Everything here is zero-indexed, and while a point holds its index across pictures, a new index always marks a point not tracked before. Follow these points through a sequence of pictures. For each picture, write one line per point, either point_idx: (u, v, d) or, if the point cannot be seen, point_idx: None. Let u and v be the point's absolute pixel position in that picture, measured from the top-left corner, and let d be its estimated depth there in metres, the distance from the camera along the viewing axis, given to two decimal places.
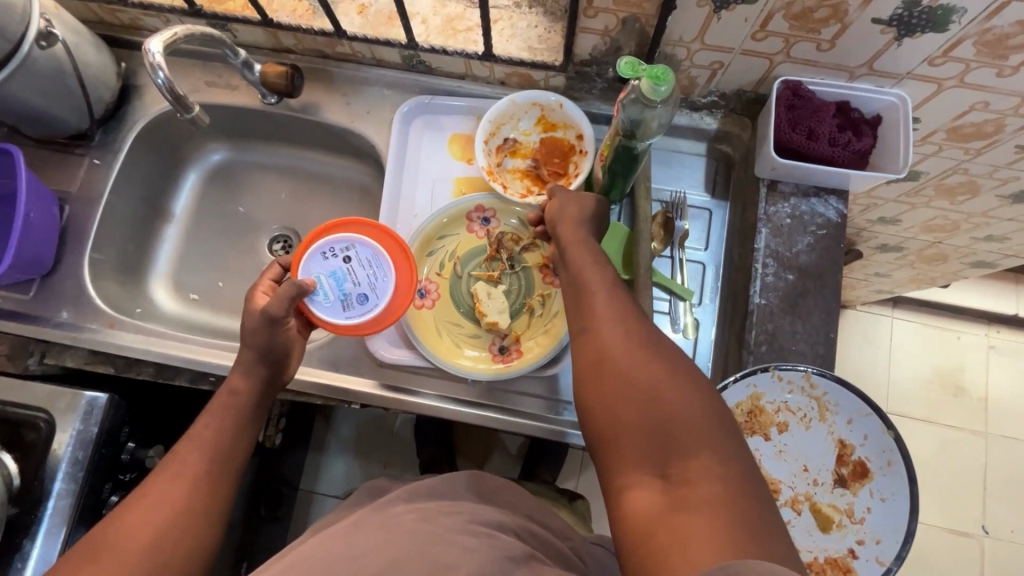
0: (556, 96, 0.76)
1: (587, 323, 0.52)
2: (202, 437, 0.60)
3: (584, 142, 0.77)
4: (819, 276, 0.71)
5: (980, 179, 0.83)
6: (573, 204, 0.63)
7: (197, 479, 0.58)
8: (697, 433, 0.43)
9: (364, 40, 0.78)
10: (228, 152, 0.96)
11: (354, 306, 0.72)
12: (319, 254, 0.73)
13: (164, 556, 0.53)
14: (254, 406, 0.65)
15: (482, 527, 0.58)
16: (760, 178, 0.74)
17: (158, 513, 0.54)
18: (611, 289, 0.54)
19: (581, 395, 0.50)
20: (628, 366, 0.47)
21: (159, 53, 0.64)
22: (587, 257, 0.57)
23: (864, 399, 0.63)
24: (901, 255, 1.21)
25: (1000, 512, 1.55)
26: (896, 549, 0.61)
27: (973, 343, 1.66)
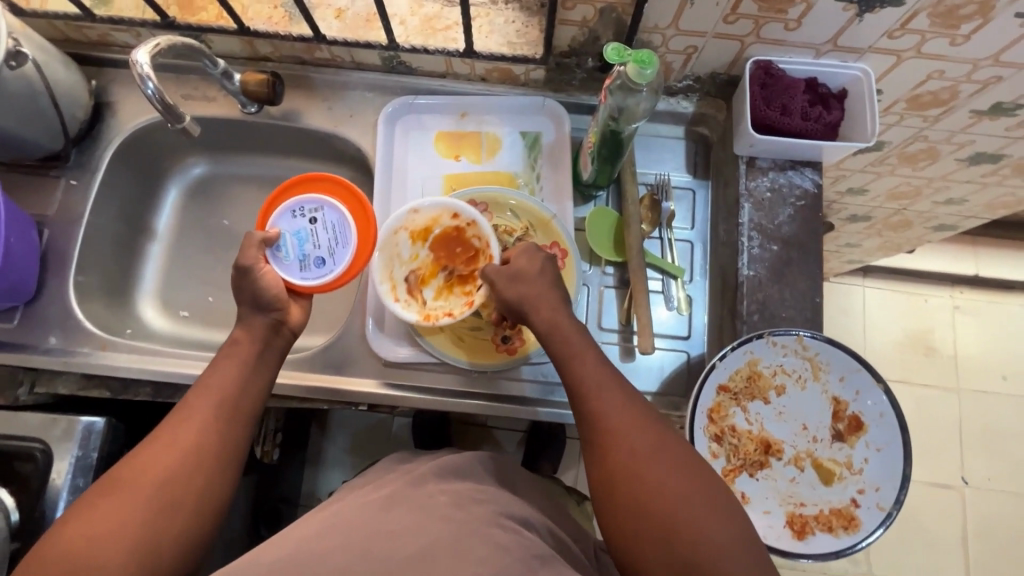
0: (404, 207, 0.75)
1: (599, 434, 0.58)
2: (212, 386, 0.62)
3: (464, 216, 0.75)
4: (802, 245, 0.75)
5: (939, 144, 0.88)
6: (507, 282, 0.67)
7: (207, 423, 0.59)
8: (714, 536, 0.52)
9: (344, 44, 0.79)
10: (208, 165, 0.95)
11: (310, 268, 0.72)
12: (289, 211, 0.74)
13: (176, 492, 0.55)
14: (263, 356, 0.66)
15: (497, 518, 0.60)
16: (739, 156, 0.77)
17: (168, 457, 0.56)
18: (617, 397, 0.60)
19: (602, 492, 0.57)
20: (643, 482, 0.54)
21: (146, 64, 0.63)
22: (577, 346, 0.63)
23: (853, 355, 0.66)
24: (869, 224, 1.26)
25: (976, 462, 1.64)
26: (895, 495, 0.64)
27: (940, 305, 1.75)
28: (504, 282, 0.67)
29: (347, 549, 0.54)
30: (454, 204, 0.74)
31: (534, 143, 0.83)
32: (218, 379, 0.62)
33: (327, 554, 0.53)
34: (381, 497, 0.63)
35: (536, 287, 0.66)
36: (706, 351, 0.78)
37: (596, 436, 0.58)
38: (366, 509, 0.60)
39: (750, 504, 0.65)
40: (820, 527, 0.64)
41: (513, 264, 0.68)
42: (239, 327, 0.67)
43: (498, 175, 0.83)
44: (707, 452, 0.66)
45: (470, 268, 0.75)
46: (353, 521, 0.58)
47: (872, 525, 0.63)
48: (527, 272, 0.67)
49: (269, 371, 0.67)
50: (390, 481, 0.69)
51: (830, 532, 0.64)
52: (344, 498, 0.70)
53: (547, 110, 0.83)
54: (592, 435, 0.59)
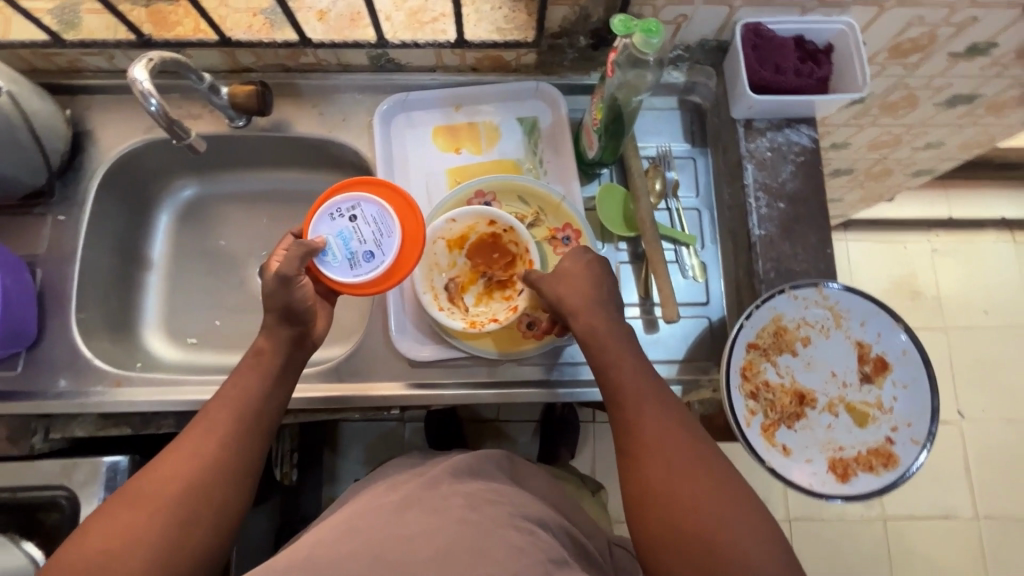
0: (440, 217, 0.75)
1: (630, 429, 0.61)
2: (232, 399, 0.60)
3: (499, 222, 0.75)
4: (806, 199, 0.77)
5: (918, 90, 0.92)
6: (557, 283, 0.68)
7: (227, 440, 0.58)
8: (729, 537, 0.53)
9: (331, 46, 0.77)
10: (199, 186, 0.92)
11: (361, 265, 0.70)
12: (327, 217, 0.71)
13: (194, 506, 0.54)
14: (283, 367, 0.64)
15: (515, 521, 0.64)
16: (737, 119, 0.79)
17: (185, 473, 0.55)
18: (653, 405, 0.61)
19: (630, 485, 0.59)
20: (671, 495, 0.56)
21: (146, 80, 0.63)
22: (622, 350, 0.64)
23: (870, 299, 0.69)
24: (852, 177, 1.30)
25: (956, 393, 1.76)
26: (926, 429, 0.66)
27: (918, 249, 1.85)
28: (550, 284, 0.69)
29: (362, 553, 0.56)
30: (491, 212, 0.74)
31: (532, 128, 0.83)
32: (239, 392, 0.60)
33: (345, 556, 0.56)
34: (396, 500, 0.66)
35: (580, 291, 0.67)
36: (725, 314, 0.79)
37: (633, 449, 0.60)
38: (382, 511, 0.64)
39: (792, 455, 0.67)
40: (862, 468, 0.66)
41: (560, 266, 0.69)
42: (260, 333, 0.65)
43: (500, 164, 0.82)
44: (746, 410, 0.67)
45: (509, 273, 0.77)
46: (371, 521, 0.61)
47: (909, 460, 0.65)
48: (572, 275, 0.68)
49: (288, 383, 0.65)
50: (406, 483, 0.73)
51: (872, 471, 0.66)
52: (352, 503, 0.73)
53: (542, 94, 0.82)
54: (629, 448, 0.60)
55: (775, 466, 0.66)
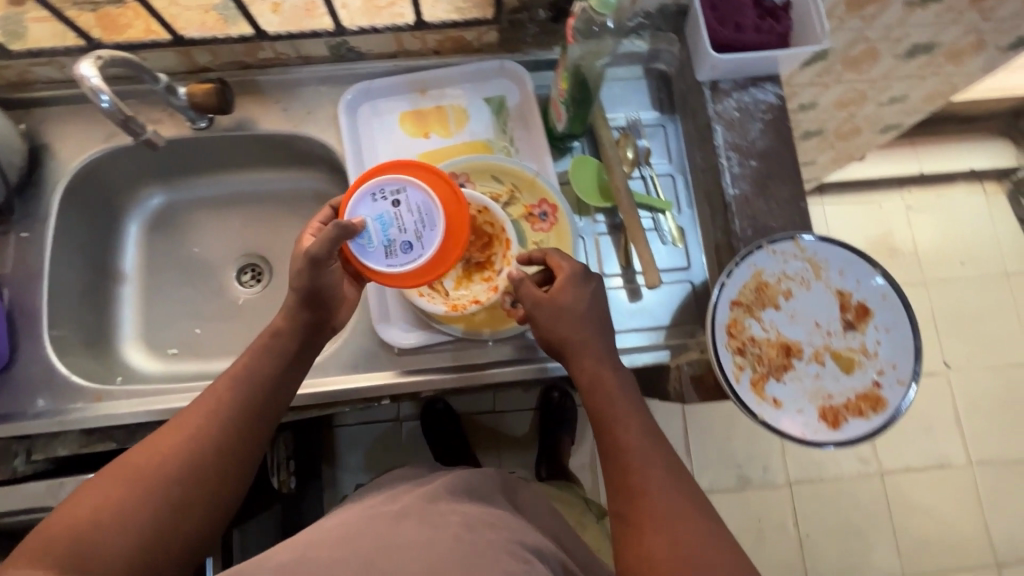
0: None
1: (631, 487, 0.61)
2: (242, 385, 0.63)
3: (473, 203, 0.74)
4: (776, 155, 0.77)
5: (878, 43, 0.93)
6: (557, 322, 0.67)
7: (233, 427, 0.61)
8: None
9: (288, 37, 0.76)
10: (167, 194, 0.90)
11: (397, 254, 0.67)
12: (367, 196, 0.67)
13: (196, 478, 0.58)
14: (292, 355, 0.66)
15: (512, 546, 0.65)
16: (702, 82, 0.79)
17: (192, 450, 0.58)
18: (658, 467, 0.62)
19: (625, 543, 0.59)
20: (668, 549, 0.56)
21: (95, 77, 0.62)
22: (627, 407, 0.65)
23: (847, 248, 0.70)
24: (822, 138, 1.32)
25: (938, 345, 1.81)
26: (910, 368, 0.67)
27: (893, 208, 1.89)
28: (547, 317, 0.67)
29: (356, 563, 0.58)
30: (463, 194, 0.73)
31: (500, 107, 0.82)
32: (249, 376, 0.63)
33: (336, 563, 0.58)
34: (396, 510, 0.68)
35: (582, 336, 0.67)
36: (707, 276, 0.80)
37: (635, 517, 0.59)
38: (377, 522, 0.65)
39: (783, 407, 0.67)
40: (851, 413, 0.67)
41: (557, 300, 0.67)
42: (276, 313, 0.66)
43: (470, 145, 0.81)
44: (733, 366, 0.67)
45: (487, 253, 0.76)
46: (367, 533, 0.62)
47: (897, 401, 0.66)
48: (571, 314, 0.67)
49: (297, 372, 0.67)
50: (403, 495, 0.73)
51: (861, 415, 0.66)
52: (345, 510, 0.74)
53: (507, 72, 0.82)
54: (630, 515, 0.60)
55: (766, 418, 0.66)
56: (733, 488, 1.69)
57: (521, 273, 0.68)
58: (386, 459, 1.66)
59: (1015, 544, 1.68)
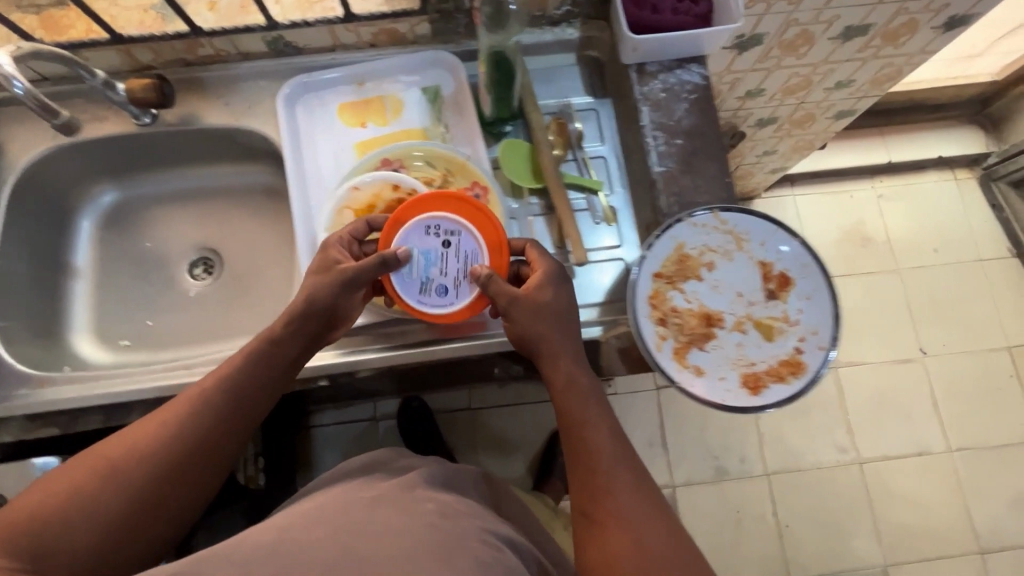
0: (344, 184, 0.76)
1: (596, 488, 0.64)
2: (227, 386, 0.66)
3: (403, 186, 0.77)
4: (702, 133, 0.79)
5: (810, 25, 0.95)
6: (535, 323, 0.68)
7: (209, 428, 0.65)
8: None
9: (223, 33, 0.79)
10: (119, 190, 0.93)
11: (431, 293, 0.72)
12: (421, 227, 0.71)
13: (169, 474, 0.63)
14: (283, 361, 0.69)
15: (484, 535, 0.66)
16: (629, 64, 0.81)
17: (169, 447, 0.63)
18: (621, 467, 0.65)
19: (586, 540, 0.63)
20: (627, 550, 0.60)
21: (7, 64, 0.65)
22: (597, 411, 0.68)
23: (767, 218, 0.71)
24: (777, 126, 1.34)
25: (914, 331, 1.81)
26: (830, 333, 0.68)
27: (865, 197, 1.91)
28: (524, 315, 0.68)
29: (332, 544, 0.57)
30: (391, 177, 0.77)
31: (435, 96, 0.85)
32: (236, 381, 0.66)
33: (257, 550, 0.56)
34: (330, 500, 0.68)
35: (556, 338, 0.69)
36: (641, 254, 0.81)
37: (599, 516, 0.63)
38: (354, 505, 0.65)
39: (705, 375, 0.68)
40: (772, 379, 0.67)
41: (535, 298, 0.69)
42: (275, 319, 0.69)
43: (406, 133, 0.84)
44: (655, 336, 0.69)
45: None
46: (339, 517, 0.62)
47: (817, 365, 0.67)
48: (550, 314, 0.69)
49: (283, 376, 0.69)
50: (366, 484, 0.74)
51: (782, 381, 0.67)
52: (323, 493, 0.74)
53: (441, 62, 0.85)
54: (594, 513, 0.63)
55: (687, 386, 0.67)
56: (711, 480, 1.68)
57: (485, 271, 0.68)
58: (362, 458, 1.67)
59: (997, 531, 1.66)
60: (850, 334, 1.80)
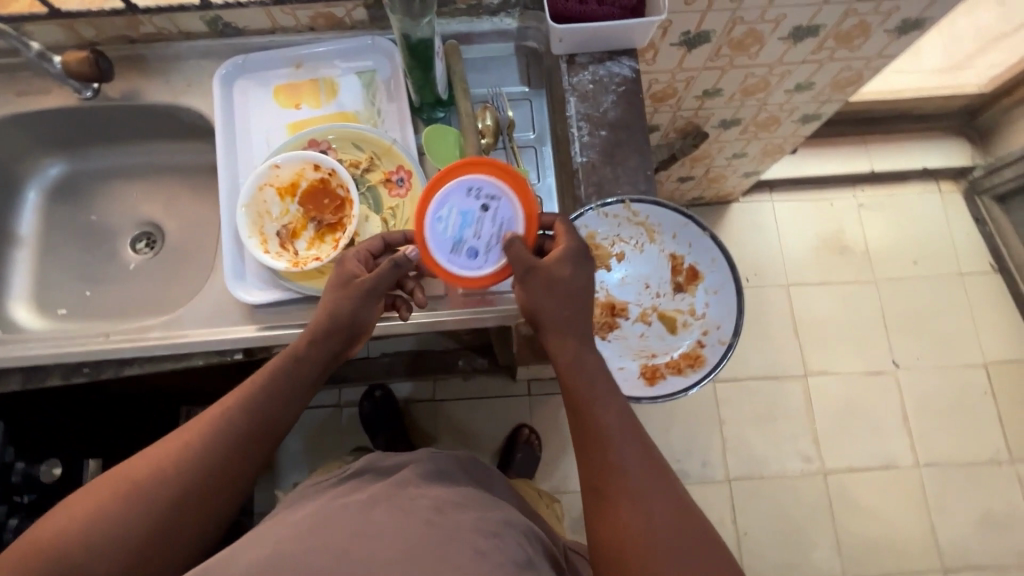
0: (265, 162, 0.76)
1: (603, 465, 0.61)
2: (248, 404, 0.65)
3: (324, 166, 0.78)
4: (627, 125, 0.79)
5: (757, 24, 0.95)
6: (548, 299, 0.65)
7: (233, 446, 0.63)
8: (677, 562, 0.56)
9: (160, 11, 0.80)
10: (67, 164, 0.95)
11: (460, 254, 0.69)
12: (464, 186, 0.69)
13: (187, 496, 0.60)
14: (304, 380, 0.69)
15: (484, 526, 0.67)
16: (559, 55, 0.81)
17: (190, 467, 0.61)
18: (629, 444, 0.62)
19: (594, 515, 0.61)
20: (634, 527, 0.58)
21: None
22: (606, 388, 0.65)
23: (679, 211, 0.70)
24: (742, 128, 1.33)
25: (888, 343, 1.78)
26: (733, 327, 0.68)
27: (845, 205, 1.89)
28: (538, 288, 0.65)
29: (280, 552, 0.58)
30: (313, 157, 0.77)
31: (371, 81, 0.86)
32: (257, 399, 0.65)
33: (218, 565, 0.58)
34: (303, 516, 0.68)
35: (567, 311, 0.65)
36: None
37: (609, 495, 0.60)
38: (327, 516, 0.65)
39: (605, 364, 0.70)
40: (670, 371, 0.69)
41: (554, 274, 0.65)
42: (298, 336, 0.69)
43: (340, 116, 0.85)
44: None
45: (336, 216, 0.79)
46: (331, 530, 0.61)
47: (716, 359, 0.68)
48: (564, 290, 0.65)
49: (305, 395, 0.70)
50: (356, 489, 0.75)
51: (679, 373, 0.68)
52: (319, 499, 0.74)
53: (378, 48, 0.86)
54: (601, 489, 0.61)
55: None
56: None
57: (516, 240, 0.65)
58: (324, 444, 1.68)
59: (963, 550, 1.62)
60: (822, 343, 1.78)
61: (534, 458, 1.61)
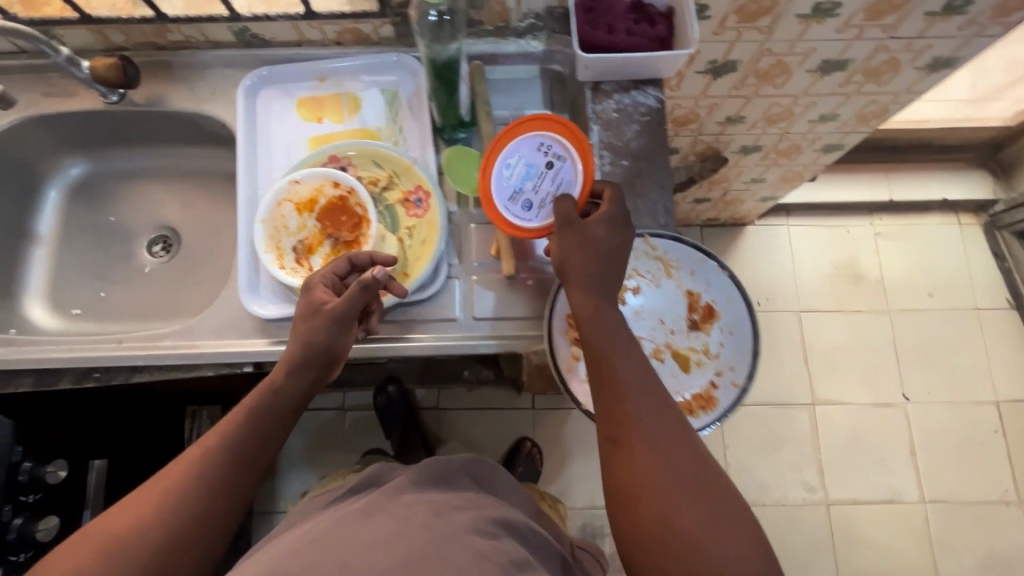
0: (285, 177, 0.77)
1: (620, 414, 0.60)
2: (225, 444, 0.64)
3: (343, 184, 0.77)
4: (649, 156, 0.79)
5: (784, 56, 0.93)
6: (578, 253, 0.66)
7: (215, 488, 0.62)
8: (693, 510, 0.56)
9: (188, 21, 0.81)
10: (88, 164, 0.96)
11: (515, 202, 0.73)
12: (535, 142, 0.73)
13: (173, 542, 0.58)
14: (282, 415, 0.68)
15: (483, 529, 0.67)
16: (584, 82, 0.81)
17: (175, 511, 0.59)
18: (645, 399, 0.61)
19: (607, 463, 0.60)
20: (652, 474, 0.57)
21: None
22: (625, 343, 0.64)
23: (698, 248, 0.70)
24: (763, 154, 1.32)
25: (898, 375, 1.76)
26: (746, 370, 0.68)
27: (861, 233, 1.87)
28: (569, 243, 0.66)
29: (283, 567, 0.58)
30: (333, 174, 0.77)
31: (394, 98, 0.85)
32: (236, 431, 0.65)
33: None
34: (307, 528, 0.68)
35: (592, 267, 0.66)
36: None
37: (625, 442, 0.59)
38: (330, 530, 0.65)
39: None
40: (682, 412, 0.68)
41: (588, 231, 0.67)
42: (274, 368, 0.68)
43: (361, 132, 0.85)
44: (569, 354, 0.73)
45: (352, 234, 0.78)
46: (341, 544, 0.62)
47: (728, 402, 0.67)
48: (595, 249, 0.66)
49: (285, 428, 0.69)
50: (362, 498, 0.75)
51: (690, 414, 0.67)
52: (328, 513, 0.74)
53: (403, 65, 0.85)
54: (617, 437, 0.60)
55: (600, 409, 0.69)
56: None
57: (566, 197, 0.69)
58: (327, 446, 1.68)
59: None
60: (831, 371, 1.76)
61: (536, 470, 1.61)
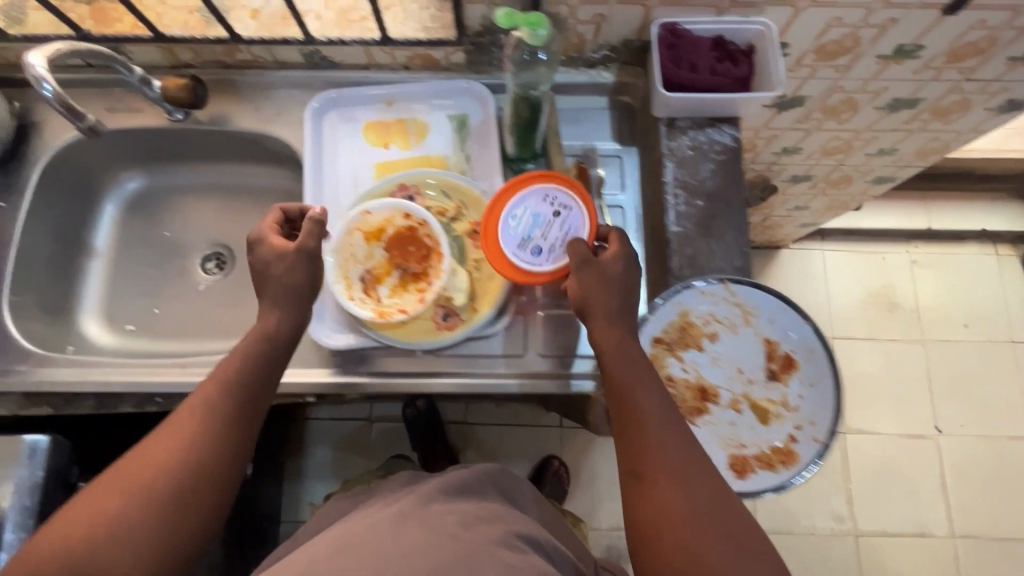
0: (357, 207, 0.77)
1: (641, 445, 0.60)
2: (219, 398, 0.62)
3: (414, 216, 0.76)
4: (723, 196, 0.77)
5: (855, 94, 0.92)
6: (601, 291, 0.65)
7: (214, 443, 0.60)
8: (719, 542, 0.55)
9: (261, 42, 0.79)
10: (145, 178, 0.95)
11: (524, 250, 0.69)
12: (540, 193, 0.70)
13: (180, 499, 0.57)
14: (275, 362, 0.66)
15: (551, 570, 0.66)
16: (659, 118, 0.79)
17: (177, 469, 0.58)
18: (670, 430, 0.60)
19: (630, 495, 0.59)
20: (676, 505, 0.56)
21: (40, 66, 0.67)
22: (647, 374, 0.63)
23: (779, 296, 0.69)
24: (812, 183, 1.30)
25: (931, 407, 1.74)
26: (827, 427, 0.67)
27: (897, 261, 1.84)
28: (588, 277, 0.65)
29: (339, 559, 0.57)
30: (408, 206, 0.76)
31: (462, 124, 0.84)
32: (232, 380, 0.63)
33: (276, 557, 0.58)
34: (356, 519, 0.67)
35: (612, 299, 0.65)
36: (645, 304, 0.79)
37: (647, 474, 0.58)
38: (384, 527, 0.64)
39: None
40: (761, 466, 0.66)
41: (604, 267, 0.66)
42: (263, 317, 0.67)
43: (427, 158, 0.83)
44: None
45: (421, 266, 0.77)
46: None
47: (809, 458, 0.66)
48: (614, 283, 0.66)
49: (281, 373, 0.67)
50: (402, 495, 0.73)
51: (770, 468, 0.66)
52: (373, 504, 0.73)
53: (472, 92, 0.84)
54: (639, 469, 0.59)
55: None
56: None
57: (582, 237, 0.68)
58: (352, 457, 1.67)
59: None
60: (862, 399, 1.75)
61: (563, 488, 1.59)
